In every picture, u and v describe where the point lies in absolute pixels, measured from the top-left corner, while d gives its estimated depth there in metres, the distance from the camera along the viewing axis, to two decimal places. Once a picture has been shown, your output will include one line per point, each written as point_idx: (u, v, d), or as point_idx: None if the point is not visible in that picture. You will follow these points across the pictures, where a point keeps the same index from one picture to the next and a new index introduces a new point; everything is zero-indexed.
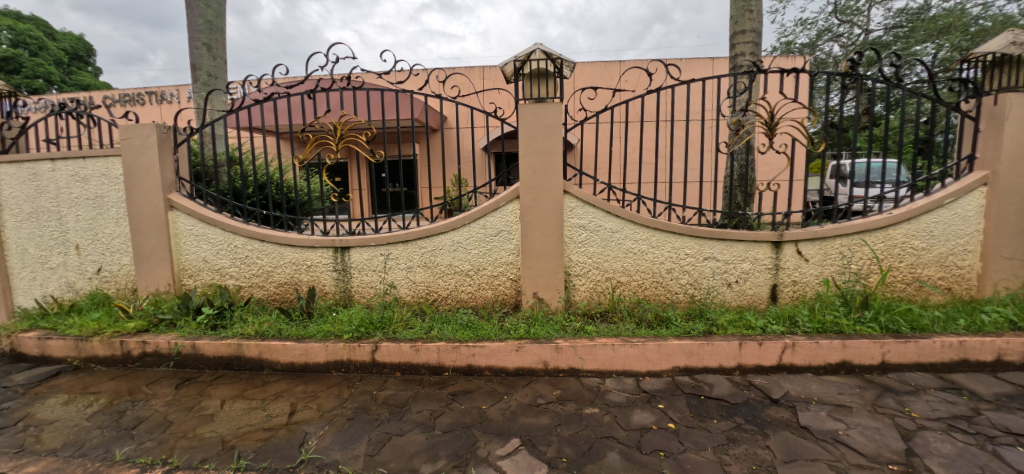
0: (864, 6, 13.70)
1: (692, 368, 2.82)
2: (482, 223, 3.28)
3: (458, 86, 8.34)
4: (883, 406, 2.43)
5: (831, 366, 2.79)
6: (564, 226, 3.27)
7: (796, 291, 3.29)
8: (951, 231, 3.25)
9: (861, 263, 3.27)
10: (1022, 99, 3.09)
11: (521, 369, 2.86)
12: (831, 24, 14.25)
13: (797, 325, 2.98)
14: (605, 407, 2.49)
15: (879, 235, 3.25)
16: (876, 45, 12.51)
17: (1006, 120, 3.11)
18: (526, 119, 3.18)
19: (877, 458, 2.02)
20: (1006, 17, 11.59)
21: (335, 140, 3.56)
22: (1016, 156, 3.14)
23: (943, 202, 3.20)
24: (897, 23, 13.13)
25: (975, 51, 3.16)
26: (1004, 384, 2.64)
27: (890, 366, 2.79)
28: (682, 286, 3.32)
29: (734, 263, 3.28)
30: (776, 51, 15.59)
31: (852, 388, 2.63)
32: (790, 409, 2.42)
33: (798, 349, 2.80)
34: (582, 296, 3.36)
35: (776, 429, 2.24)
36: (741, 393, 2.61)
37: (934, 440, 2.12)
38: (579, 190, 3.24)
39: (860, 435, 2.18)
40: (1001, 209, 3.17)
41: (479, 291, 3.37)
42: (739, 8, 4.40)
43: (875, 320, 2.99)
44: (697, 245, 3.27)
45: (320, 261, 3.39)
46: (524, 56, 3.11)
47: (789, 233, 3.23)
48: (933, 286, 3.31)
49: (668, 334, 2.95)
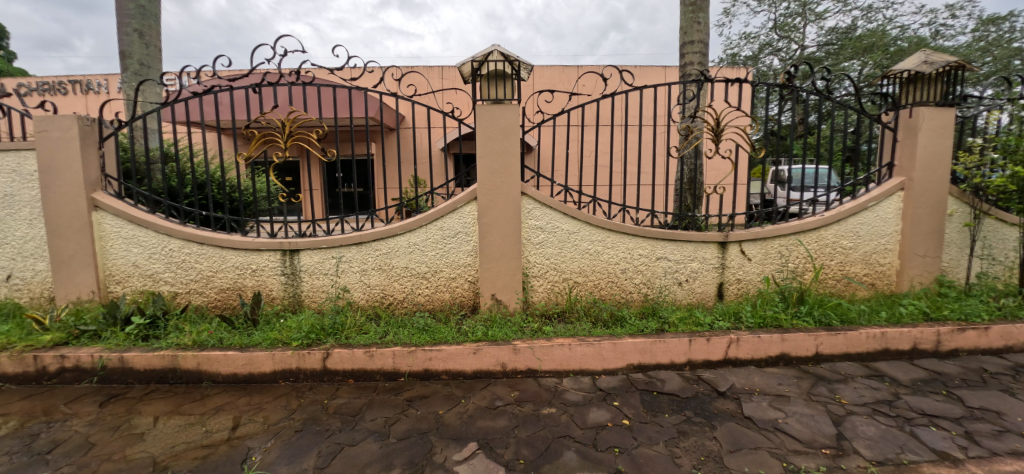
0: (800, 23, 14.77)
1: (645, 365, 2.91)
2: (440, 225, 3.24)
3: (415, 85, 8.22)
4: (817, 394, 2.61)
5: (771, 359, 2.97)
6: (523, 227, 3.29)
7: (740, 289, 3.48)
8: (874, 231, 3.55)
9: (798, 262, 3.50)
10: (933, 111, 3.42)
11: (480, 372, 2.84)
12: (771, 39, 15.24)
13: (741, 320, 3.15)
14: (562, 407, 2.51)
15: (812, 236, 3.49)
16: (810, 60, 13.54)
17: (920, 131, 3.43)
18: (483, 120, 3.17)
19: (812, 443, 2.16)
20: (920, 40, 12.86)
21: (284, 137, 3.38)
22: (929, 163, 3.46)
23: (867, 205, 3.49)
24: (828, 41, 13.98)
25: (893, 68, 3.50)
26: (920, 370, 2.91)
27: (823, 357, 3.01)
28: (635, 285, 3.42)
29: (685, 263, 3.42)
30: (723, 62, 16.49)
31: (790, 378, 2.81)
32: (735, 401, 2.55)
33: (743, 343, 2.95)
34: (540, 297, 3.38)
35: (722, 421, 2.35)
36: (690, 387, 2.72)
37: (860, 424, 2.30)
38: (536, 192, 3.27)
39: (797, 423, 2.32)
40: (916, 212, 3.49)
41: (436, 294, 3.32)
42: (688, 20, 4.59)
43: (810, 314, 3.21)
44: (651, 245, 3.38)
45: (267, 265, 3.21)
46: (483, 57, 3.12)
47: (734, 234, 3.40)
48: (860, 282, 3.59)
49: (623, 332, 3.03)
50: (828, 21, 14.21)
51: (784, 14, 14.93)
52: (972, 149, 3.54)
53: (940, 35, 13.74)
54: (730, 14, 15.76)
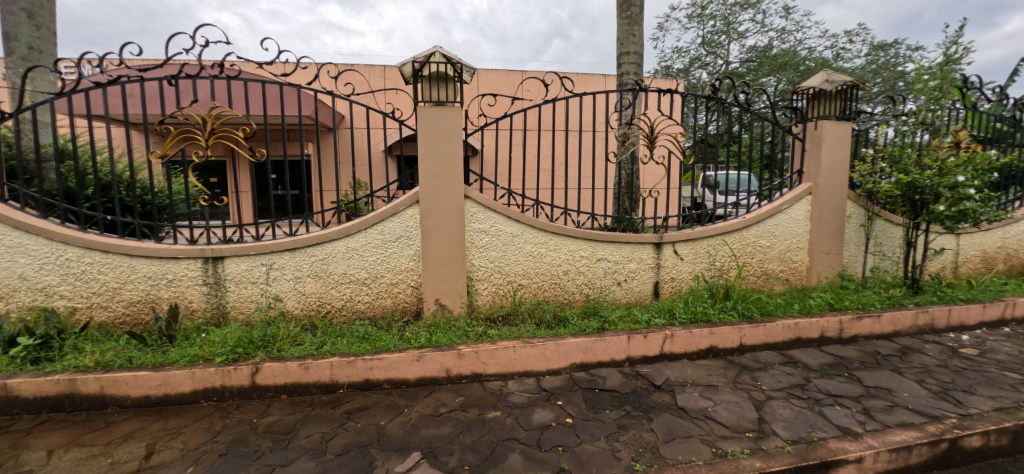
0: (724, 40, 15.98)
1: (587, 363, 3.00)
2: (380, 229, 3.14)
3: (354, 83, 7.92)
4: (742, 382, 2.82)
5: (702, 351, 3.17)
6: (466, 231, 3.27)
7: (674, 287, 3.68)
8: (788, 232, 3.91)
9: (724, 261, 3.77)
10: (834, 124, 3.83)
11: (423, 379, 2.78)
12: (700, 54, 16.36)
13: (675, 317, 3.34)
14: (507, 409, 2.53)
15: (736, 236, 3.78)
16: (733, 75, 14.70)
17: (824, 141, 3.83)
18: (425, 122, 3.12)
19: (738, 428, 2.32)
20: (823, 61, 14.40)
21: (206, 135, 3.11)
22: (831, 170, 3.87)
23: (781, 208, 3.84)
24: (749, 57, 15.41)
25: (801, 85, 3.89)
26: (827, 356, 3.24)
27: (746, 348, 3.26)
28: (577, 286, 3.52)
29: (624, 263, 3.56)
30: (657, 74, 17.44)
31: (718, 369, 3.01)
32: (670, 393, 2.69)
33: (677, 338, 3.13)
34: (484, 300, 3.38)
35: (659, 413, 2.47)
36: (629, 382, 2.84)
37: (778, 408, 2.51)
38: (480, 195, 3.27)
39: (724, 410, 2.49)
40: (822, 214, 3.89)
41: (377, 301, 3.21)
42: (624, 31, 4.80)
43: (734, 308, 3.47)
44: (592, 247, 3.49)
45: (186, 274, 2.95)
46: (424, 58, 3.08)
47: (667, 235, 3.60)
48: (776, 278, 3.94)
49: (565, 333, 3.10)
50: (749, 40, 15.48)
51: (710, 32, 16.08)
52: (865, 159, 4.02)
53: (840, 58, 15.45)
54: (663, 29, 16.72)
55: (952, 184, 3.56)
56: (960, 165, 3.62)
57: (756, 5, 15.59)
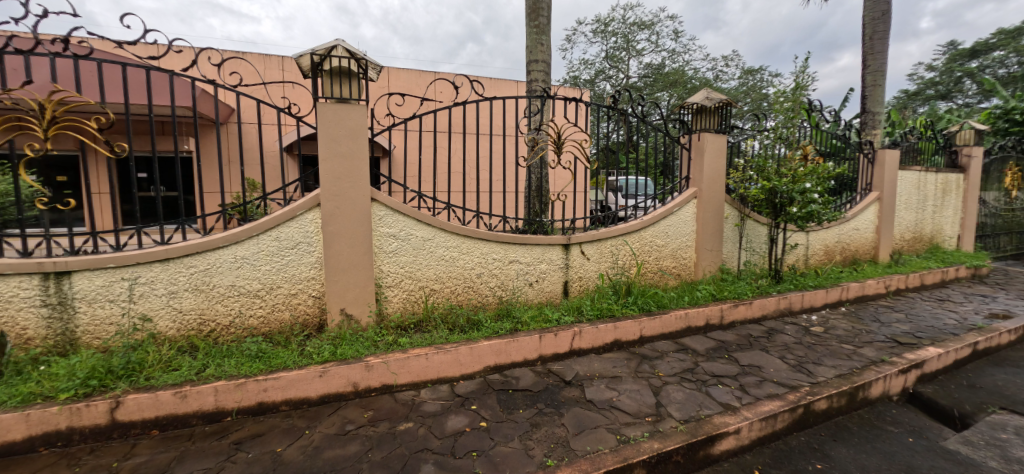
0: (625, 56, 17.27)
1: (501, 365, 3.02)
2: (275, 235, 2.86)
3: (243, 74, 7.16)
4: (642, 371, 3.05)
5: (607, 345, 3.38)
6: (373, 235, 3.11)
7: (582, 286, 3.87)
8: (678, 231, 4.32)
9: (625, 259, 4.05)
10: (713, 137, 4.34)
11: (328, 396, 2.59)
12: (603, 67, 17.47)
13: (583, 314, 3.52)
14: (420, 419, 2.45)
15: (636, 236, 4.08)
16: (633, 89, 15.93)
17: (705, 151, 4.31)
18: (326, 119, 2.91)
19: (638, 414, 2.51)
20: (706, 81, 16.23)
21: (44, 125, 2.57)
22: (711, 177, 4.37)
23: (673, 210, 4.24)
24: (646, 73, 16.79)
25: (687, 100, 4.34)
26: (711, 341, 3.64)
27: (646, 338, 3.54)
28: (490, 289, 3.53)
29: (535, 264, 3.66)
30: (566, 83, 18.27)
31: (621, 360, 3.23)
32: (579, 387, 2.82)
33: (584, 334, 3.29)
34: (394, 308, 3.25)
35: (569, 408, 2.57)
36: (541, 380, 2.92)
37: (673, 391, 2.76)
38: (388, 198, 3.14)
39: (627, 398, 2.68)
40: (705, 215, 4.38)
41: (272, 314, 2.92)
42: (533, 40, 4.94)
43: (635, 303, 3.75)
44: (503, 249, 3.54)
45: (18, 294, 2.42)
46: (325, 51, 2.90)
47: (575, 237, 3.78)
48: (670, 273, 4.33)
49: (479, 336, 3.10)
50: (645, 58, 16.90)
51: (613, 47, 17.27)
52: (737, 168, 4.65)
53: (719, 79, 17.54)
54: (570, 41, 17.58)
55: (802, 190, 4.26)
56: (808, 174, 4.32)
57: (651, 26, 17.09)
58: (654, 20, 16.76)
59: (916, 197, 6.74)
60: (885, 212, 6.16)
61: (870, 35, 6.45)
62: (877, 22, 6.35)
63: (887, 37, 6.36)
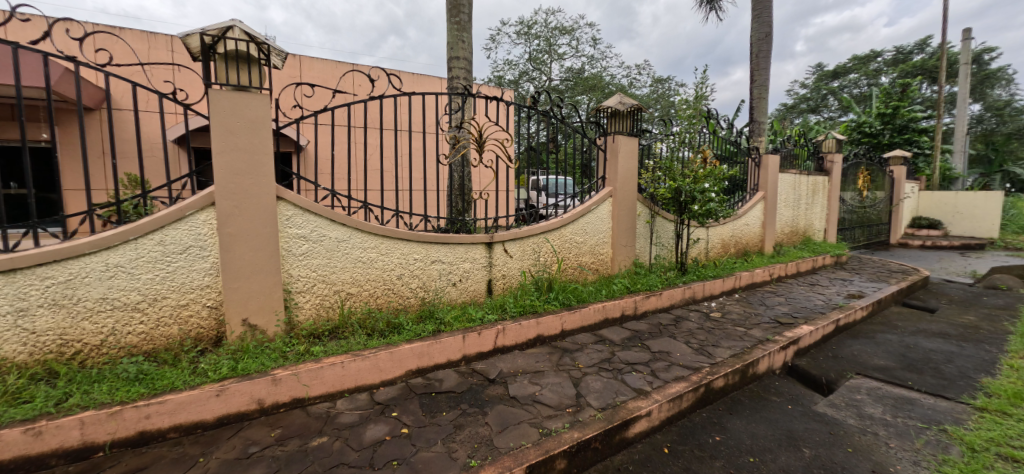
0: (547, 59, 17.75)
1: (423, 368, 2.94)
2: (159, 239, 2.52)
3: (118, 54, 6.23)
4: (563, 364, 3.15)
5: (530, 341, 3.44)
6: (280, 237, 2.86)
7: (505, 284, 3.90)
8: (596, 228, 4.53)
9: (547, 257, 4.15)
10: (625, 139, 4.61)
11: (227, 417, 2.34)
12: (527, 68, 17.80)
13: (506, 311, 3.55)
14: (335, 432, 2.30)
15: (556, 234, 4.20)
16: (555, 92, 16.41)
17: (619, 152, 4.56)
18: (220, 108, 2.61)
19: (560, 405, 2.58)
20: (621, 87, 17.22)
21: None
22: (624, 177, 4.65)
23: (591, 208, 4.43)
24: (567, 76, 17.37)
25: (603, 104, 4.57)
26: (626, 331, 3.86)
27: (566, 332, 3.66)
28: (412, 290, 3.43)
29: (458, 264, 3.62)
30: (490, 82, 18.32)
31: (544, 355, 3.31)
32: (503, 384, 2.84)
33: (508, 331, 3.31)
34: (306, 315, 3.02)
35: (493, 406, 2.58)
36: (465, 380, 2.89)
37: (592, 381, 2.88)
38: (296, 196, 2.91)
39: (549, 391, 2.74)
40: (619, 212, 4.64)
41: (157, 330, 2.57)
42: (454, 36, 4.88)
43: (556, 298, 3.87)
44: (425, 249, 3.45)
45: None
46: (218, 32, 2.63)
47: (498, 235, 3.79)
48: (589, 269, 4.52)
49: (400, 339, 2.99)
50: (567, 62, 17.51)
51: (535, 50, 17.66)
52: (647, 169, 4.99)
53: (632, 86, 18.72)
54: (494, 41, 17.67)
55: (701, 190, 4.70)
56: (707, 175, 4.77)
57: (571, 31, 17.73)
58: (574, 26, 17.42)
59: (793, 196, 7.74)
60: (769, 209, 6.99)
61: (756, 53, 7.27)
62: (762, 42, 7.18)
63: (770, 56, 7.22)
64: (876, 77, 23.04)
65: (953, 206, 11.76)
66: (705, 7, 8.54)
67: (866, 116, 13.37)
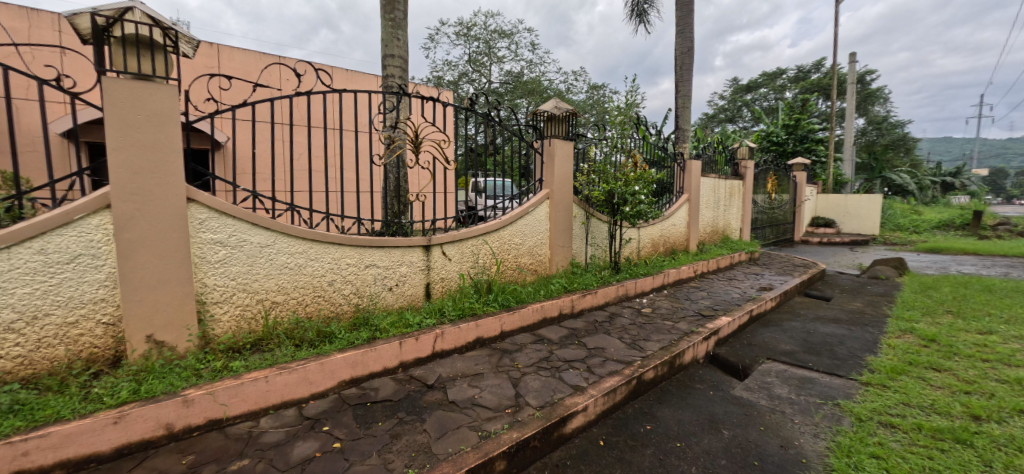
0: (487, 62, 17.80)
1: (357, 378, 2.82)
2: (39, 247, 2.20)
3: None
4: (503, 365, 3.16)
5: (469, 344, 3.41)
6: (192, 243, 2.61)
7: (444, 287, 3.83)
8: (534, 230, 4.60)
9: (485, 259, 4.14)
10: (561, 142, 4.73)
11: (128, 446, 2.09)
12: (466, 70, 17.72)
13: (445, 314, 3.50)
14: (258, 454, 2.13)
15: (495, 236, 4.21)
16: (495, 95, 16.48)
17: (556, 155, 4.67)
18: (117, 99, 2.33)
19: (499, 407, 2.58)
20: (559, 92, 17.69)
21: None
22: (561, 179, 4.76)
23: (529, 210, 4.49)
24: (507, 79, 17.51)
25: (539, 108, 4.66)
26: (564, 329, 3.96)
27: (506, 333, 3.68)
28: (345, 297, 3.26)
29: (394, 268, 3.50)
30: (429, 82, 18.01)
31: (483, 357, 3.30)
32: (441, 390, 2.79)
33: (447, 335, 3.27)
34: (224, 328, 2.77)
35: (431, 412, 2.52)
36: (402, 388, 2.81)
37: (530, 381, 2.92)
38: (211, 198, 2.66)
39: (488, 393, 2.74)
40: (556, 214, 4.75)
41: (39, 353, 2.24)
42: (388, 34, 4.73)
43: (495, 300, 3.88)
44: (359, 253, 3.30)
45: None
46: (114, 14, 2.38)
47: (435, 238, 3.72)
48: (527, 270, 4.57)
49: (331, 349, 2.84)
50: (506, 65, 17.67)
51: (475, 52, 17.64)
52: (582, 171, 5.16)
53: (570, 91, 19.30)
54: (432, 40, 17.40)
55: (632, 192, 4.96)
56: (637, 178, 5.05)
57: (510, 35, 17.91)
58: (513, 30, 17.63)
59: (713, 198, 8.38)
60: (693, 210, 7.50)
61: (680, 65, 7.79)
62: (685, 56, 7.71)
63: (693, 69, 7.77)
64: (781, 92, 25.62)
65: (844, 207, 13.35)
66: (635, 19, 9.00)
67: (774, 126, 14.81)
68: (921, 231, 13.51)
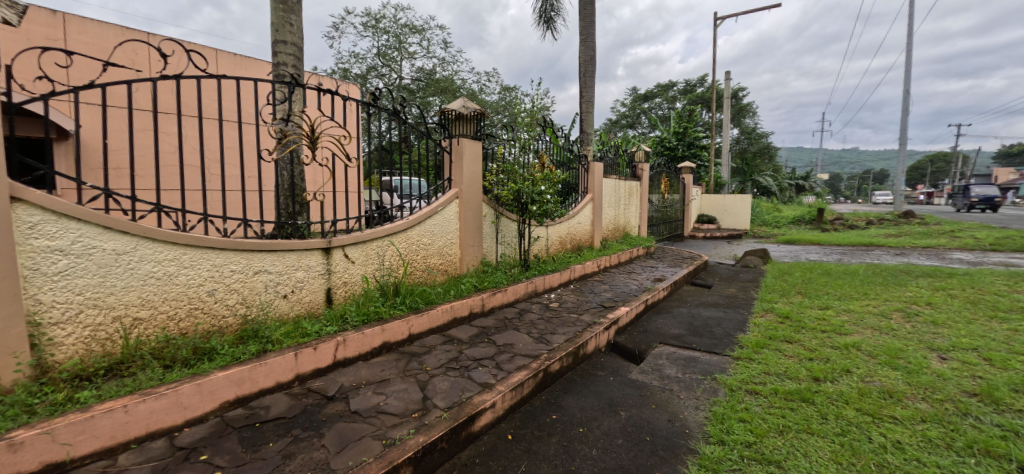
0: (397, 56, 17.17)
1: (244, 396, 2.54)
2: None
3: None
4: (410, 369, 3.07)
5: (375, 349, 3.26)
6: (19, 252, 2.15)
7: (347, 292, 3.59)
8: (443, 229, 4.53)
9: (392, 260, 3.96)
10: (469, 142, 4.72)
11: None
12: (375, 63, 16.93)
13: (347, 321, 3.29)
14: None
15: (402, 236, 4.06)
16: (406, 91, 15.95)
17: (464, 154, 4.64)
18: None
19: (405, 412, 2.50)
20: (472, 92, 17.68)
21: None
22: (470, 178, 4.75)
23: (437, 210, 4.41)
24: (418, 76, 17.06)
25: (447, 107, 4.60)
26: (474, 328, 3.96)
27: (414, 336, 3.58)
28: (229, 308, 2.91)
29: (288, 273, 3.19)
30: (334, 74, 16.89)
31: (390, 362, 3.17)
32: (343, 400, 2.62)
33: (349, 342, 3.08)
34: (68, 352, 2.33)
35: (330, 425, 2.36)
36: (297, 403, 2.59)
37: (439, 382, 2.87)
38: (45, 197, 2.22)
39: (394, 399, 2.64)
40: (465, 213, 4.74)
41: None
42: (279, 17, 4.30)
43: (403, 302, 3.76)
44: (245, 259, 2.96)
45: None
46: None
47: (336, 239, 3.46)
48: (437, 271, 4.48)
49: (211, 367, 2.52)
50: (417, 62, 17.21)
51: (384, 45, 16.92)
52: (491, 171, 5.20)
53: (482, 92, 19.39)
54: (337, 29, 16.34)
55: (539, 192, 5.15)
56: (543, 178, 5.28)
57: (422, 31, 17.48)
58: (425, 26, 17.24)
59: (614, 198, 8.99)
60: (596, 209, 7.97)
61: (584, 72, 8.22)
62: (588, 64, 8.17)
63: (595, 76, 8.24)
64: (672, 102, 28.38)
65: (723, 206, 15.16)
66: (542, 25, 9.32)
67: (666, 133, 16.33)
68: (781, 226, 15.85)
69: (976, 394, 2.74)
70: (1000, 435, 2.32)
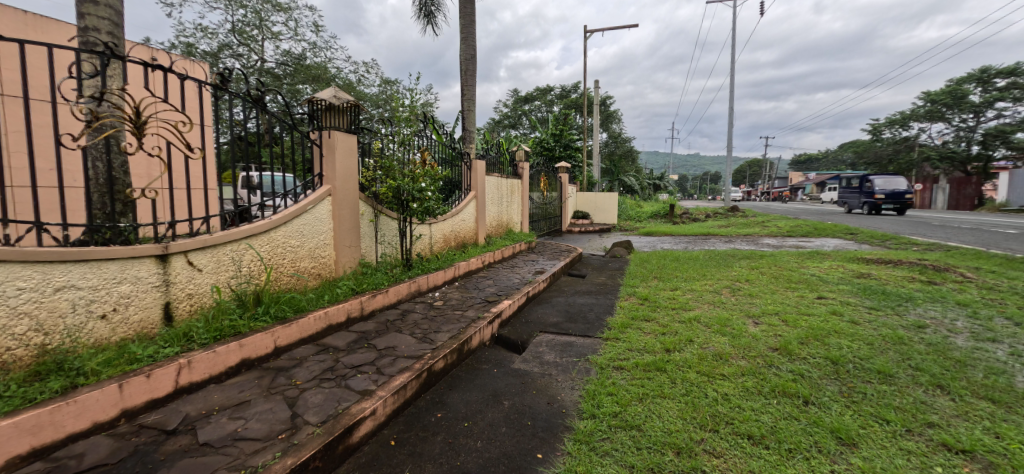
0: (257, 36, 15.23)
1: (45, 446, 2.03)
2: None
3: None
4: (276, 386, 2.75)
5: (232, 369, 2.85)
6: None
7: (193, 305, 3.06)
8: (314, 229, 4.15)
9: (251, 265, 3.49)
10: (342, 135, 4.39)
11: None
12: (229, 41, 14.76)
13: (193, 339, 2.83)
14: None
15: (264, 239, 3.61)
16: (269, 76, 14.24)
17: (336, 148, 4.30)
18: None
19: (270, 435, 2.24)
20: (348, 82, 16.54)
21: None
22: (343, 174, 4.42)
23: (307, 208, 4.03)
24: (284, 60, 15.37)
25: (314, 96, 4.21)
26: (352, 334, 3.71)
27: (281, 349, 3.22)
28: (17, 337, 2.30)
29: (108, 288, 2.61)
30: (175, 49, 14.31)
31: (251, 381, 2.81)
32: (188, 433, 2.25)
33: (196, 364, 2.65)
34: None
35: (172, 464, 2.01)
36: (125, 444, 2.15)
37: (310, 396, 2.63)
38: None
39: (256, 422, 2.35)
40: (340, 212, 4.41)
41: None
42: None
43: (267, 313, 3.37)
44: (41, 273, 2.36)
45: None
46: None
47: (175, 244, 2.91)
48: (308, 275, 4.09)
49: None
50: (282, 44, 15.48)
51: (240, 21, 14.87)
52: (368, 167, 4.91)
53: (360, 83, 18.27)
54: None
55: (420, 189, 4.99)
56: (425, 175, 5.12)
57: (288, 11, 15.79)
58: (291, 5, 15.59)
59: (497, 195, 9.22)
60: (479, 207, 8.08)
61: (465, 70, 8.24)
62: (469, 62, 8.22)
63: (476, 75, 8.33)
64: (549, 106, 30.17)
65: (595, 203, 16.58)
66: (422, 19, 9.10)
67: (545, 134, 17.29)
68: (642, 221, 17.89)
69: (778, 349, 3.43)
70: (793, 379, 2.95)
